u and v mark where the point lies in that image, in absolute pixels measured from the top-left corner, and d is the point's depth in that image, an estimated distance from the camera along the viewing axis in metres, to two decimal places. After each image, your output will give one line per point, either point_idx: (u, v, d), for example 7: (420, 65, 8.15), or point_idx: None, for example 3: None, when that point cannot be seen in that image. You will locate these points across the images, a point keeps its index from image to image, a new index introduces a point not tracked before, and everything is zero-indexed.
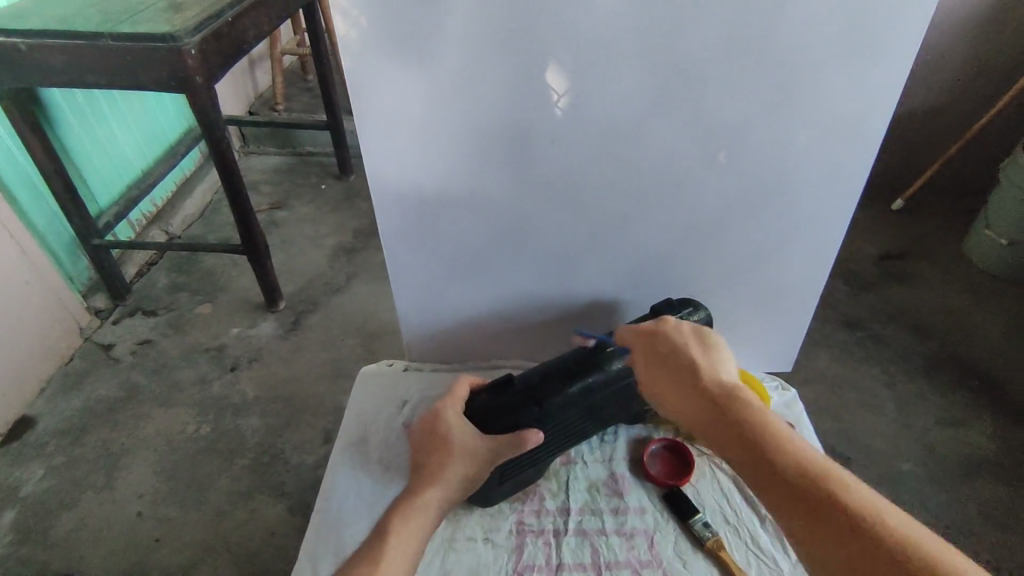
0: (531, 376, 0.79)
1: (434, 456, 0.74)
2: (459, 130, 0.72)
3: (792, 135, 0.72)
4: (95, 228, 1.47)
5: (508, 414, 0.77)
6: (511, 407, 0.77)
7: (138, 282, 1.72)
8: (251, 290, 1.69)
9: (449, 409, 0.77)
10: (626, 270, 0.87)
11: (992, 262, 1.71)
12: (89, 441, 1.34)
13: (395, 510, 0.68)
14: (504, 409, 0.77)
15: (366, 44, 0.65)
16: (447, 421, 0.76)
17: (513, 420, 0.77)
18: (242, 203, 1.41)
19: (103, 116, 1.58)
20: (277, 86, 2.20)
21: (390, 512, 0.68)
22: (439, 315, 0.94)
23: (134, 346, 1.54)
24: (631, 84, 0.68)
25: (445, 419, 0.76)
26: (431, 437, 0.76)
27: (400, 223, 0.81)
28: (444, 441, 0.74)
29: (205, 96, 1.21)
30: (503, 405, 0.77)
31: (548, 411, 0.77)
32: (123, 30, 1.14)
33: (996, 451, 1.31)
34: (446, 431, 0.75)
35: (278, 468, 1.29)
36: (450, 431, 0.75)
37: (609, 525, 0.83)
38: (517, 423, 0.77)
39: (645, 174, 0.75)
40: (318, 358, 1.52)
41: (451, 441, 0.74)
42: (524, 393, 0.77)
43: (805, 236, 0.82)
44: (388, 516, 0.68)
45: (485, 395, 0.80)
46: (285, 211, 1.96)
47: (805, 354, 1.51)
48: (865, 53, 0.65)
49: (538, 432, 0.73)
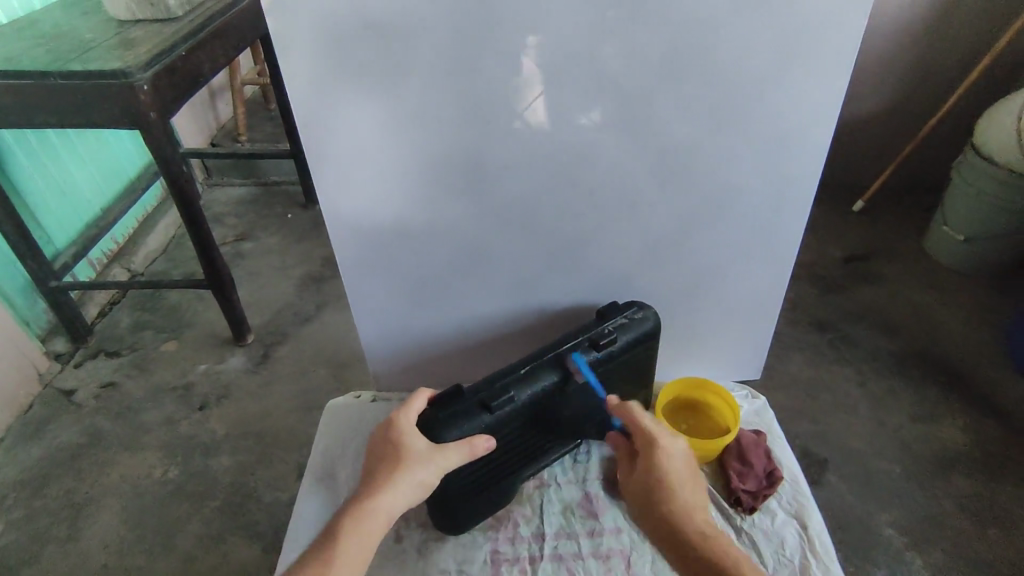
0: (480, 384, 0.79)
1: (387, 460, 0.69)
2: (411, 160, 0.72)
3: (739, 150, 0.73)
4: (52, 271, 1.43)
5: (460, 421, 0.75)
6: (462, 414, 0.75)
7: (99, 323, 1.67)
8: (217, 324, 1.65)
9: (402, 419, 0.72)
10: (590, 288, 0.87)
11: (951, 257, 1.76)
12: (50, 492, 1.28)
13: (342, 516, 0.65)
14: (455, 418, 0.75)
15: (311, 75, 0.65)
16: (402, 426, 0.72)
17: (465, 427, 0.75)
18: (204, 236, 1.38)
19: (58, 155, 1.54)
20: (239, 116, 2.18)
21: (337, 519, 0.65)
22: (406, 341, 0.93)
23: (96, 389, 1.49)
24: (579, 109, 0.68)
25: (399, 423, 0.72)
26: (382, 447, 0.71)
27: (359, 255, 0.80)
28: (399, 446, 0.70)
29: (160, 131, 1.19)
30: (452, 411, 0.75)
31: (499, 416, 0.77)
32: (71, 68, 1.12)
33: (967, 443, 1.33)
34: (401, 436, 0.70)
35: (251, 508, 1.25)
36: (405, 436, 0.71)
37: (586, 547, 0.82)
38: (470, 429, 0.75)
39: (599, 195, 0.76)
40: (289, 390, 1.48)
41: (404, 449, 0.70)
42: (473, 399, 0.77)
43: (761, 246, 0.83)
44: (335, 525, 0.64)
45: (439, 407, 0.76)
46: (252, 242, 1.93)
47: (778, 358, 1.52)
48: (802, 68, 0.67)
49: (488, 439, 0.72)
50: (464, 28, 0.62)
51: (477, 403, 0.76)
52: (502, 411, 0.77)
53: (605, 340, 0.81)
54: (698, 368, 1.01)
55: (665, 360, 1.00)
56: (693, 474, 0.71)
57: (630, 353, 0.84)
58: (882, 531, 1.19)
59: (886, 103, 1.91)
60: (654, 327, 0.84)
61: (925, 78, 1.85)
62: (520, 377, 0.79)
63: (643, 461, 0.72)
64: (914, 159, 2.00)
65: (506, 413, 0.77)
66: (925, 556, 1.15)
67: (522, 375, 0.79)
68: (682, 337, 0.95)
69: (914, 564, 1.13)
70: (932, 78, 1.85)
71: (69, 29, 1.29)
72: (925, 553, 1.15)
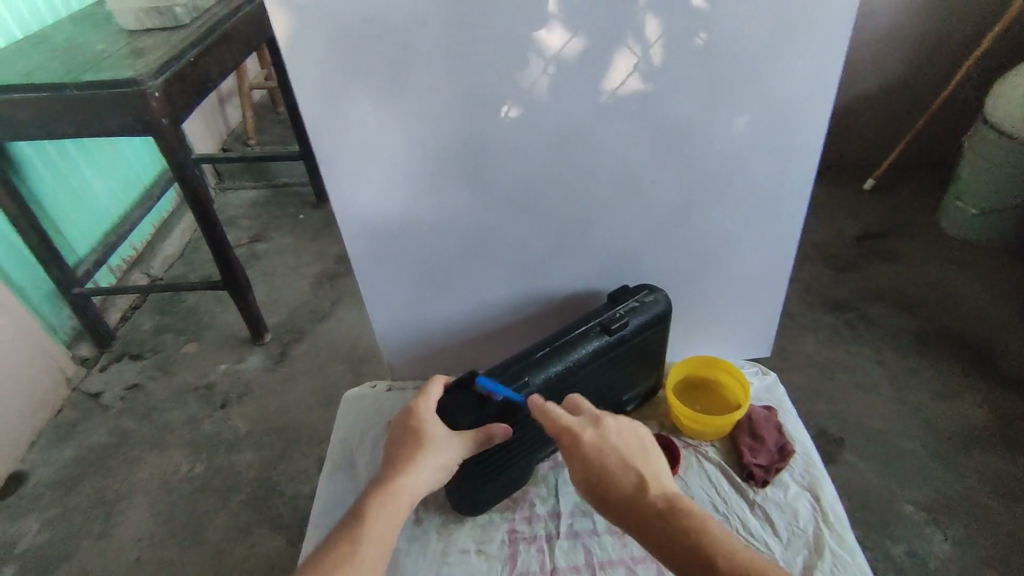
0: (494, 370, 0.80)
1: (409, 447, 0.70)
2: (415, 152, 0.73)
3: (740, 128, 0.73)
4: (75, 277, 1.47)
5: (478, 408, 0.76)
6: (478, 400, 0.76)
7: (122, 327, 1.71)
8: (236, 325, 1.69)
9: (422, 407, 0.74)
10: (596, 273, 0.88)
11: (965, 232, 1.74)
12: (83, 491, 1.33)
13: (368, 499, 0.65)
14: (470, 404, 0.76)
15: (315, 72, 0.66)
16: (421, 414, 0.73)
17: (482, 414, 0.76)
18: (219, 238, 1.41)
19: (75, 165, 1.58)
20: (249, 119, 2.22)
21: (363, 502, 0.65)
22: (419, 331, 0.94)
23: (122, 391, 1.53)
24: (577, 94, 0.69)
25: (419, 410, 0.74)
26: (403, 431, 0.72)
27: (368, 248, 0.82)
28: (421, 433, 0.72)
29: (172, 137, 1.22)
30: (469, 398, 0.76)
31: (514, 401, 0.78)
32: (86, 79, 1.14)
33: (986, 418, 1.32)
34: (422, 424, 0.72)
35: (275, 501, 1.28)
36: (427, 423, 0.72)
37: (601, 524, 0.84)
38: (486, 416, 0.76)
39: (602, 178, 0.77)
40: (309, 386, 1.51)
41: (426, 434, 0.71)
42: (489, 386, 0.78)
43: (764, 224, 0.84)
44: (359, 508, 0.65)
45: (453, 395, 0.77)
46: (266, 243, 1.96)
47: (791, 338, 1.52)
48: (798, 42, 0.67)
49: (505, 427, 0.73)
50: (462, 20, 0.63)
51: (493, 389, 0.77)
52: (517, 397, 0.77)
53: (617, 324, 0.82)
54: (708, 347, 1.02)
55: (675, 341, 1.01)
56: (632, 451, 0.66)
57: (640, 337, 0.84)
58: (901, 506, 1.19)
59: (894, 78, 1.89)
60: (664, 310, 0.85)
61: (933, 50, 1.83)
62: (533, 364, 0.80)
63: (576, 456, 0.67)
64: (925, 134, 1.97)
65: (521, 400, 0.78)
66: (945, 530, 1.15)
67: (533, 362, 0.80)
68: (690, 316, 0.96)
69: (934, 538, 1.13)
70: (940, 51, 1.83)
71: (81, 41, 1.32)
72: (945, 527, 1.15)
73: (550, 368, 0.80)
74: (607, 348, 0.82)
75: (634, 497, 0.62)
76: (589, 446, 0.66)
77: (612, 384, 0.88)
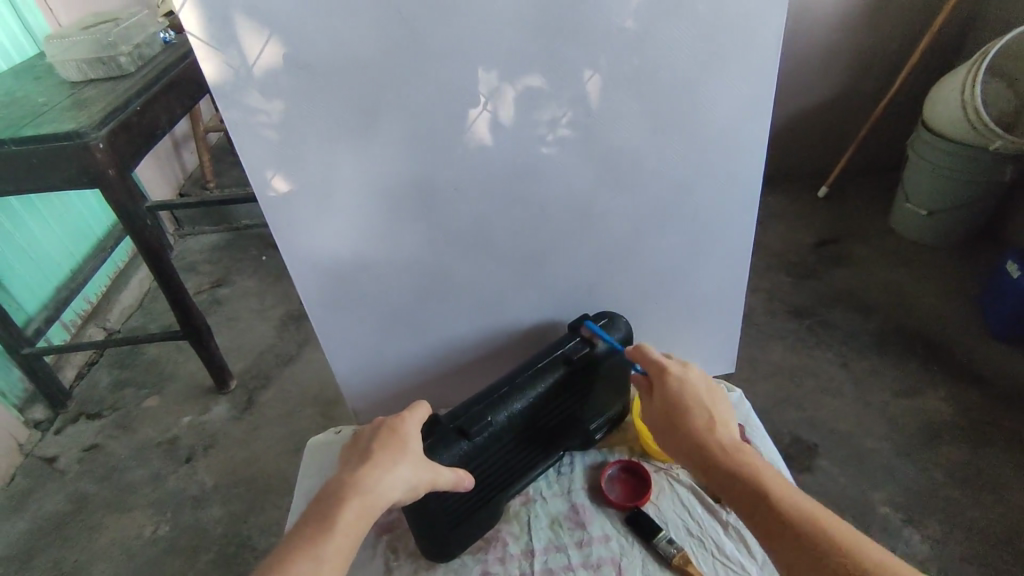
0: (457, 410, 0.78)
1: (388, 450, 0.66)
2: (362, 194, 0.72)
3: (683, 150, 0.74)
4: (25, 337, 1.41)
5: (442, 450, 0.73)
6: (442, 442, 0.74)
7: (79, 386, 1.64)
8: (198, 374, 1.64)
9: (410, 420, 0.70)
10: (555, 301, 0.88)
11: (917, 233, 1.79)
12: (40, 563, 1.26)
13: (335, 495, 0.60)
14: (435, 448, 0.73)
15: (254, 119, 0.65)
16: (405, 427, 0.69)
17: (447, 456, 0.74)
18: (175, 287, 1.37)
19: (22, 221, 1.53)
20: (205, 163, 2.19)
21: (330, 498, 0.60)
22: (379, 373, 0.92)
23: (80, 453, 1.46)
24: (519, 127, 0.70)
25: (405, 423, 0.70)
26: (385, 435, 0.68)
27: (322, 293, 0.80)
28: (401, 442, 0.67)
29: (120, 188, 1.19)
30: (433, 440, 0.74)
31: (477, 439, 0.76)
32: (24, 134, 1.11)
33: (952, 414, 1.34)
34: (405, 435, 0.68)
35: (246, 557, 1.23)
36: (408, 436, 0.68)
37: (576, 559, 0.82)
38: (452, 458, 0.74)
39: (551, 209, 0.77)
40: (277, 434, 1.47)
41: (409, 445, 0.67)
42: (451, 426, 0.76)
43: (714, 244, 0.85)
44: (326, 504, 0.60)
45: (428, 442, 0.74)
46: (228, 287, 1.92)
47: (760, 348, 1.54)
48: (730, 66, 0.69)
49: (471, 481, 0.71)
50: (398, 63, 0.63)
51: (455, 431, 0.75)
52: (481, 436, 0.76)
53: (577, 355, 0.82)
54: None
55: None
56: (712, 394, 0.70)
57: (602, 364, 0.84)
58: (878, 509, 1.19)
59: (837, 89, 1.96)
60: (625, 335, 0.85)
61: (872, 61, 1.91)
62: (496, 401, 0.79)
63: (658, 389, 0.72)
64: (871, 141, 2.04)
65: (485, 439, 0.77)
66: (922, 530, 1.15)
67: (496, 399, 0.79)
68: (653, 337, 0.96)
69: (912, 539, 1.14)
70: (878, 62, 1.91)
71: (21, 96, 1.29)
72: (921, 527, 1.16)
73: (512, 404, 0.79)
74: (567, 378, 0.82)
75: (705, 434, 0.65)
76: (675, 380, 0.71)
77: (579, 412, 0.88)
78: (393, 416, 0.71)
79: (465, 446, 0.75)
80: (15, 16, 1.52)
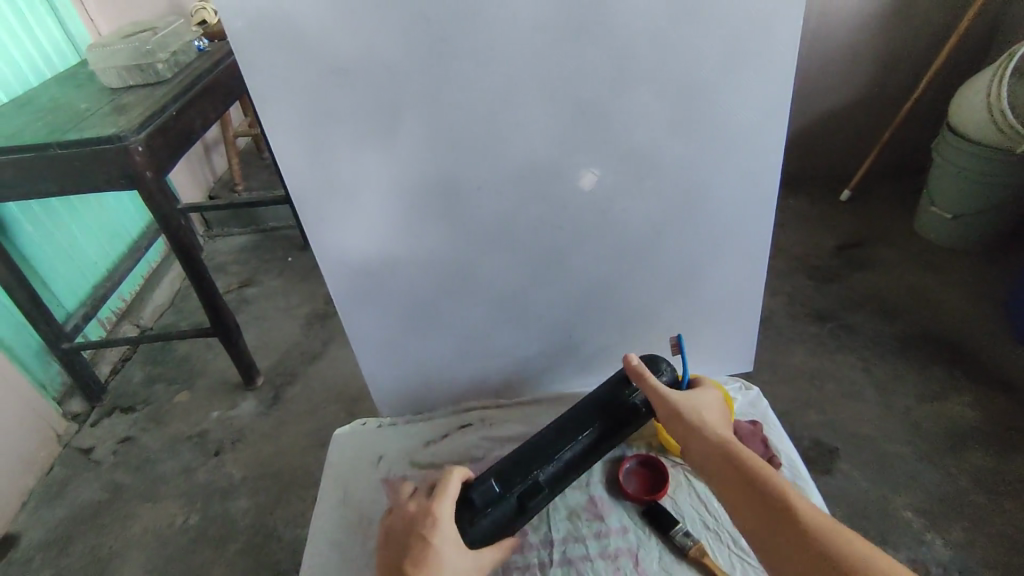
0: (509, 474, 0.78)
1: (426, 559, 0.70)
2: (389, 192, 0.75)
3: (702, 149, 0.76)
4: (64, 332, 1.47)
5: (498, 520, 0.75)
6: (499, 513, 0.75)
7: (113, 380, 1.70)
8: (228, 370, 1.69)
9: (441, 527, 0.72)
10: (575, 300, 0.90)
11: (943, 237, 1.77)
12: (76, 550, 1.31)
13: None
14: (490, 520, 0.75)
15: (290, 121, 0.69)
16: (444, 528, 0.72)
17: (501, 524, 0.76)
18: (207, 286, 1.42)
19: (62, 221, 1.60)
20: (234, 167, 2.25)
21: None
22: (402, 367, 0.95)
23: (114, 445, 1.52)
24: (542, 127, 0.72)
25: (438, 528, 0.72)
26: (419, 548, 0.70)
27: (349, 287, 0.83)
28: (436, 555, 0.70)
29: (157, 189, 1.24)
30: (490, 513, 0.75)
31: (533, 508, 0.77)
32: (69, 138, 1.17)
33: (976, 419, 1.33)
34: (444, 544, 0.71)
35: (272, 547, 1.27)
36: (442, 548, 0.70)
37: (593, 549, 0.83)
38: (505, 525, 0.76)
39: (572, 207, 0.79)
40: (302, 429, 1.51)
41: (443, 559, 0.70)
42: (509, 497, 0.76)
43: (733, 243, 0.86)
44: None
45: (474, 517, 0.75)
46: (255, 287, 1.98)
47: (780, 351, 1.53)
48: (748, 68, 0.70)
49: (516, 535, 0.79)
50: (425, 64, 0.66)
51: (514, 503, 0.76)
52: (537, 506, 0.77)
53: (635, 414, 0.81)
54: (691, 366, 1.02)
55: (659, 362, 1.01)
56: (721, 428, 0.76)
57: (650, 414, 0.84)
58: (900, 513, 1.18)
59: (860, 92, 1.95)
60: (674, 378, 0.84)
61: (896, 63, 1.90)
62: (547, 464, 0.78)
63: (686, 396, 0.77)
64: (895, 145, 2.03)
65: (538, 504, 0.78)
66: (945, 535, 1.14)
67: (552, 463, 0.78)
68: (672, 336, 0.97)
69: (933, 544, 1.13)
70: (902, 64, 1.90)
71: (65, 102, 1.35)
72: (945, 532, 1.15)
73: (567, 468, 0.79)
74: (609, 432, 0.81)
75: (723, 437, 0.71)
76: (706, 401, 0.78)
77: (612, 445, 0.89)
78: (426, 513, 0.73)
79: (521, 514, 0.77)
80: (58, 26, 1.59)
